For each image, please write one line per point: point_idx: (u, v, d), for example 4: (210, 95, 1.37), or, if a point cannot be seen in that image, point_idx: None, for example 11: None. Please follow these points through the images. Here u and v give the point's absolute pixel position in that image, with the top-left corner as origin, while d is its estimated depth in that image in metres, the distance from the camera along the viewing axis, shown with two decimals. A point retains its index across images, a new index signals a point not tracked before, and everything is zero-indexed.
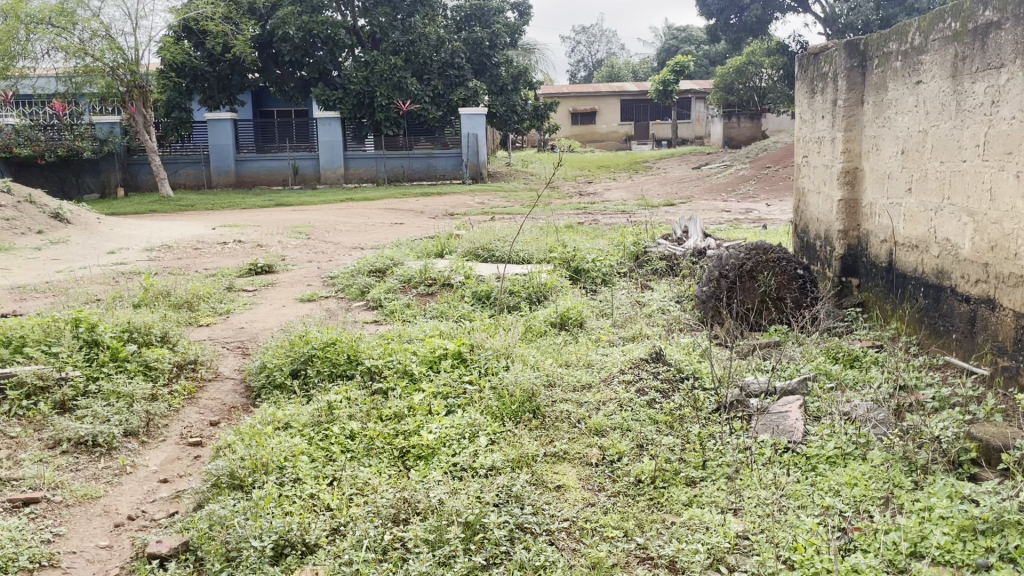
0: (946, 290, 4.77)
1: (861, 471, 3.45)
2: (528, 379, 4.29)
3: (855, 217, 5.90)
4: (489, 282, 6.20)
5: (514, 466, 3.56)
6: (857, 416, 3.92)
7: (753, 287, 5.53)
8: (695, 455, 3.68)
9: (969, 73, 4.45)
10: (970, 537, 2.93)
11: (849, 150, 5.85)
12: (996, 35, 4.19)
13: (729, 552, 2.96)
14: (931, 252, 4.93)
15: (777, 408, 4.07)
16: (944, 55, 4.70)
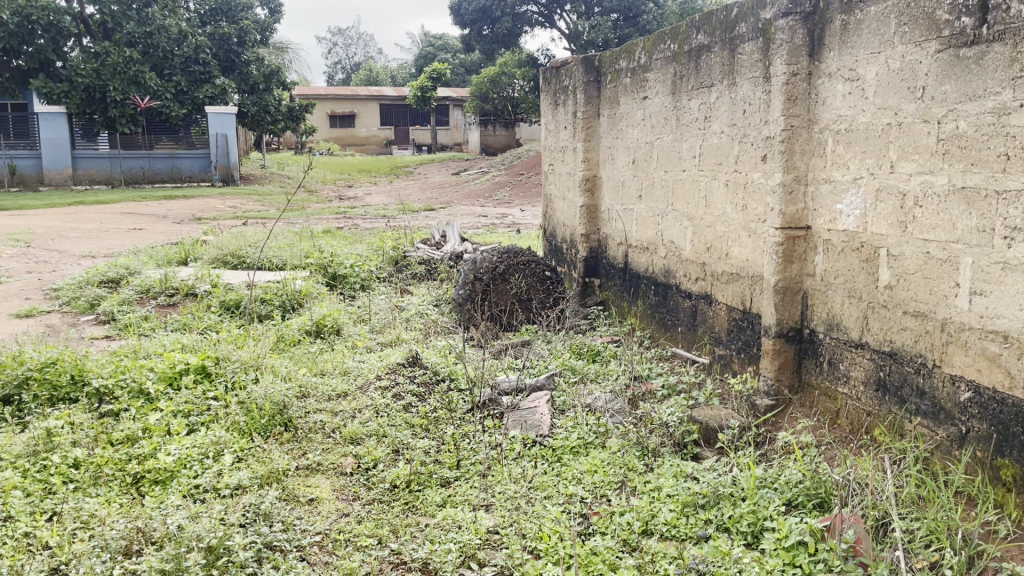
0: (672, 288, 5.25)
1: (601, 458, 3.71)
2: (279, 392, 4.13)
3: (595, 221, 6.31)
4: (239, 290, 5.90)
5: (261, 483, 3.42)
6: (597, 407, 4.24)
7: (505, 289, 5.71)
8: (450, 455, 3.75)
9: (686, 91, 4.93)
10: (692, 511, 3.26)
11: (588, 159, 6.25)
12: (707, 57, 4.68)
13: (480, 548, 3.04)
14: (659, 253, 5.39)
15: (527, 404, 4.26)
16: (664, 73, 5.16)
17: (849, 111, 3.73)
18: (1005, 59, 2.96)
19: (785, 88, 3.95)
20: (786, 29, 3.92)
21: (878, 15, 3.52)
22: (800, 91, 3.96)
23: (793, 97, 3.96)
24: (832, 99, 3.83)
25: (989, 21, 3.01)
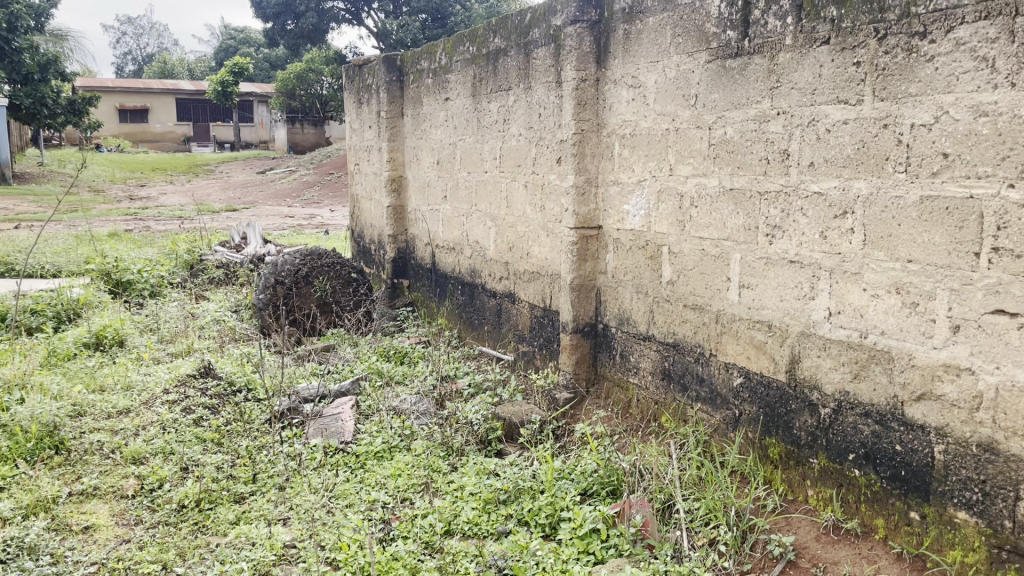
0: (478, 287, 5.30)
1: (405, 462, 3.67)
2: (48, 412, 3.76)
3: (402, 222, 6.26)
4: (3, 302, 5.33)
5: (26, 515, 3.11)
6: (402, 409, 4.20)
7: (308, 292, 5.54)
8: (245, 469, 3.57)
9: (485, 93, 5.00)
10: (493, 508, 3.31)
11: (392, 159, 6.19)
12: (504, 60, 4.78)
13: (274, 564, 2.91)
14: (464, 253, 5.43)
15: (330, 411, 4.17)
16: (464, 75, 5.21)
17: (633, 117, 4.01)
18: (764, 71, 3.29)
19: (576, 94, 4.16)
20: (575, 35, 4.12)
21: (656, 26, 3.79)
22: (588, 96, 4.19)
23: (582, 102, 4.19)
24: (617, 105, 4.10)
25: (750, 35, 3.33)
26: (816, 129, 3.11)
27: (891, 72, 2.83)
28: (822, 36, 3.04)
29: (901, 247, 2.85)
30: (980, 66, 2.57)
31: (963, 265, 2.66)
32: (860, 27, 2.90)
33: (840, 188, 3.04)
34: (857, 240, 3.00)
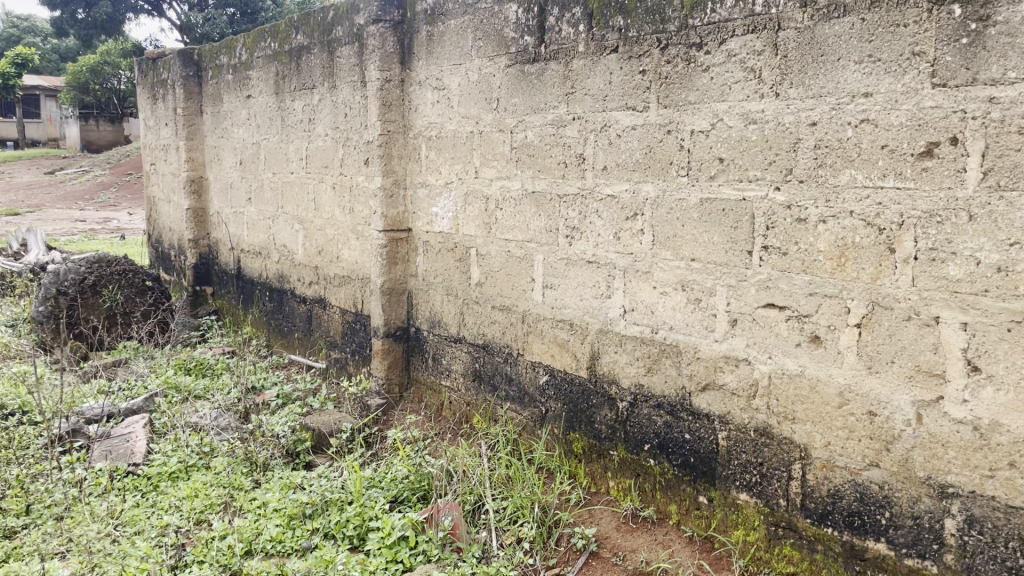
0: (286, 293, 5.11)
1: (203, 481, 3.47)
2: None
3: (203, 225, 5.93)
4: None
5: None
6: (202, 425, 3.97)
7: (96, 303, 5.16)
8: (16, 501, 3.24)
9: (288, 92, 4.85)
10: (298, 523, 3.18)
11: (192, 159, 5.86)
12: (308, 58, 4.65)
13: None
14: (271, 258, 5.22)
15: (120, 431, 3.89)
16: (267, 72, 5.03)
17: (438, 119, 4.03)
18: (560, 76, 3.45)
19: (380, 94, 4.13)
20: (377, 35, 4.09)
21: (457, 29, 3.86)
22: (394, 96, 4.16)
23: (388, 103, 4.15)
24: (423, 106, 4.09)
25: (546, 41, 3.48)
26: (608, 134, 3.31)
27: (672, 81, 3.07)
28: (611, 45, 3.24)
29: (685, 246, 3.10)
30: (748, 77, 2.85)
31: (738, 262, 2.95)
32: (644, 37, 3.13)
33: (630, 191, 3.26)
34: (647, 240, 3.23)
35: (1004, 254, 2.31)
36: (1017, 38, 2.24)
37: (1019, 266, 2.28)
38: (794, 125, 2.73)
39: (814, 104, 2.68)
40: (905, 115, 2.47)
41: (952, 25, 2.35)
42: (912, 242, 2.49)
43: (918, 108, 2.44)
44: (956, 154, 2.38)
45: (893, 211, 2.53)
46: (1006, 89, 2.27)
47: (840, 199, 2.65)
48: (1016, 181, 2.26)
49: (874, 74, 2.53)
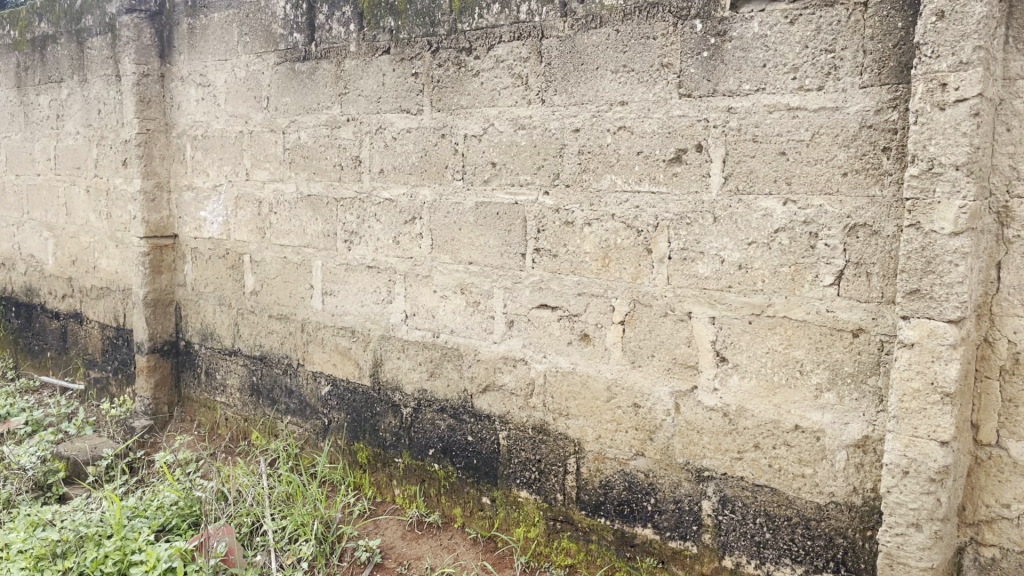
0: (36, 308, 4.62)
1: None
2: None
3: None
4: None
5: None
6: None
7: None
8: None
9: (32, 85, 4.41)
10: (47, 564, 2.82)
11: None
12: (53, 48, 4.23)
13: None
14: (17, 269, 4.72)
15: None
16: (5, 62, 4.52)
17: (203, 117, 3.81)
18: (331, 76, 3.36)
19: (136, 89, 3.84)
20: (131, 26, 3.80)
21: (222, 23, 3.68)
22: (152, 93, 3.88)
23: (146, 99, 3.86)
24: (186, 104, 3.88)
25: (316, 39, 3.38)
26: (383, 136, 3.26)
27: (445, 85, 3.09)
28: (382, 46, 3.20)
29: (462, 250, 3.12)
30: (515, 83, 2.93)
31: (512, 265, 3.02)
32: (415, 39, 3.12)
33: (408, 195, 3.22)
34: (426, 244, 3.21)
35: (744, 252, 2.53)
36: (748, 54, 2.46)
37: (756, 263, 2.51)
38: (559, 131, 2.85)
39: (577, 111, 2.80)
40: (657, 123, 2.65)
41: (695, 39, 2.55)
42: (666, 243, 2.68)
43: (668, 116, 2.63)
44: (701, 160, 2.58)
45: (650, 214, 2.70)
46: (741, 100, 2.49)
47: (603, 202, 2.79)
48: (751, 185, 2.50)
49: (629, 84, 2.70)
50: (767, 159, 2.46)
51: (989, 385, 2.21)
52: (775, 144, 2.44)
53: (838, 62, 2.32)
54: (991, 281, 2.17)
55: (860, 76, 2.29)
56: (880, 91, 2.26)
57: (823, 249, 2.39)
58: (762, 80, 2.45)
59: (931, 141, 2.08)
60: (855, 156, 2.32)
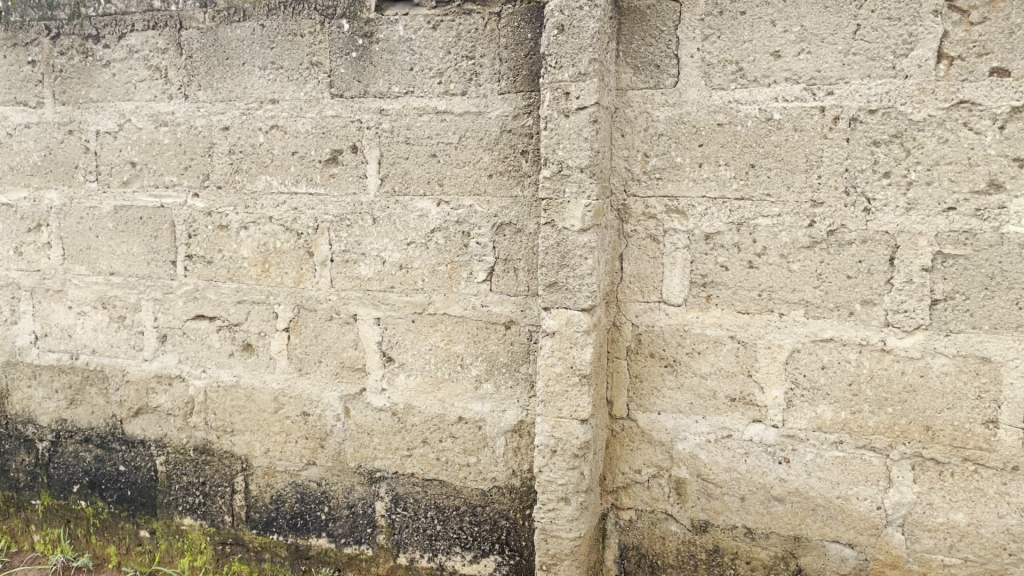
0: None
1: None
2: None
3: None
4: None
5: None
6: None
7: None
8: None
9: None
10: None
11: None
12: None
13: None
14: None
15: None
16: None
17: None
18: None
19: None
20: None
21: None
22: None
23: None
24: None
25: None
26: None
27: (68, 75, 2.77)
28: None
29: (101, 260, 2.83)
30: (153, 76, 2.70)
31: (162, 274, 2.78)
32: (30, 23, 2.78)
33: (30, 200, 2.86)
34: (56, 255, 2.87)
35: (403, 253, 2.56)
36: (395, 56, 2.49)
37: (415, 262, 2.55)
38: (206, 129, 2.67)
39: (225, 108, 2.65)
40: (310, 123, 2.59)
41: (343, 39, 2.53)
42: (327, 245, 2.62)
43: (321, 116, 2.58)
44: (357, 161, 2.57)
45: (308, 216, 2.63)
46: (391, 102, 2.52)
47: (259, 205, 2.66)
48: (406, 186, 2.53)
49: (278, 81, 2.60)
50: (419, 161, 2.51)
51: (619, 364, 2.46)
52: (426, 146, 2.50)
53: (478, 69, 2.43)
54: (616, 271, 2.42)
55: (498, 83, 2.42)
56: (517, 97, 2.40)
57: (475, 247, 2.49)
58: (411, 83, 2.49)
59: (559, 145, 2.26)
60: (499, 158, 2.44)
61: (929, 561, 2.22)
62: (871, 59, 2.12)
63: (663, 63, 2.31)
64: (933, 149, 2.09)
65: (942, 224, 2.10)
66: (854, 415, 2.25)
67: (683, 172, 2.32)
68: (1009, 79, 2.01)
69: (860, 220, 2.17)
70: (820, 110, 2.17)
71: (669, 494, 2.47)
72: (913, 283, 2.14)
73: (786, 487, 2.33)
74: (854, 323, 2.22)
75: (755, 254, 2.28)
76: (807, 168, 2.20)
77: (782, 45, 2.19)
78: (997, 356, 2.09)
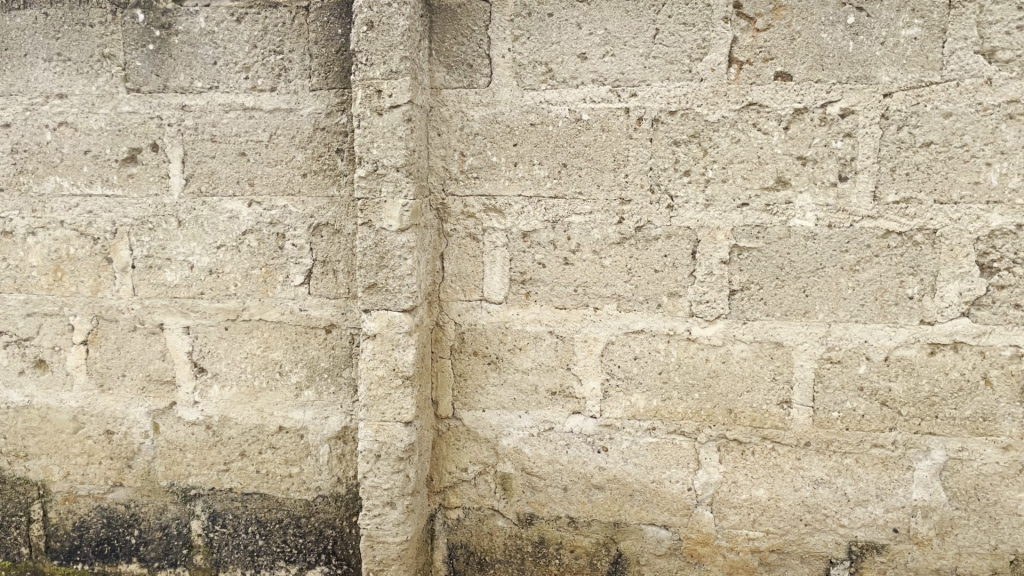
0: None
1: None
2: None
3: None
4: None
5: None
6: None
7: None
8: None
9: None
10: None
11: None
12: None
13: None
14: None
15: None
16: None
17: None
18: None
19: None
20: None
21: None
22: None
23: None
24: None
25: None
26: None
27: None
28: None
29: None
30: None
31: None
32: None
33: None
34: None
35: (213, 257, 2.43)
36: (197, 49, 2.36)
37: (226, 267, 2.43)
38: None
39: (4, 103, 2.44)
40: (103, 119, 2.41)
41: (137, 30, 2.37)
42: (127, 250, 2.46)
43: (116, 112, 2.41)
44: (158, 160, 2.41)
45: (105, 219, 2.45)
46: (194, 98, 2.38)
47: (48, 208, 2.47)
48: (214, 187, 2.40)
49: (66, 74, 2.42)
50: (227, 160, 2.39)
51: (443, 364, 2.46)
52: (234, 144, 2.38)
53: (287, 64, 2.35)
54: (436, 271, 2.41)
55: (309, 79, 2.34)
56: (329, 94, 2.33)
57: (290, 249, 2.40)
58: (215, 78, 2.37)
59: (373, 144, 2.21)
60: (312, 157, 2.36)
61: (736, 536, 2.36)
62: (669, 63, 2.22)
63: (476, 62, 2.32)
64: (727, 149, 2.21)
65: (737, 219, 2.23)
66: (664, 402, 2.35)
67: (498, 171, 2.34)
68: (791, 83, 2.16)
69: (664, 216, 2.27)
70: (625, 111, 2.25)
71: (495, 491, 2.49)
72: (714, 274, 2.27)
73: (604, 475, 2.41)
74: (662, 314, 2.32)
75: (570, 251, 2.34)
76: (615, 167, 2.28)
77: (587, 48, 2.26)
78: (788, 340, 2.25)
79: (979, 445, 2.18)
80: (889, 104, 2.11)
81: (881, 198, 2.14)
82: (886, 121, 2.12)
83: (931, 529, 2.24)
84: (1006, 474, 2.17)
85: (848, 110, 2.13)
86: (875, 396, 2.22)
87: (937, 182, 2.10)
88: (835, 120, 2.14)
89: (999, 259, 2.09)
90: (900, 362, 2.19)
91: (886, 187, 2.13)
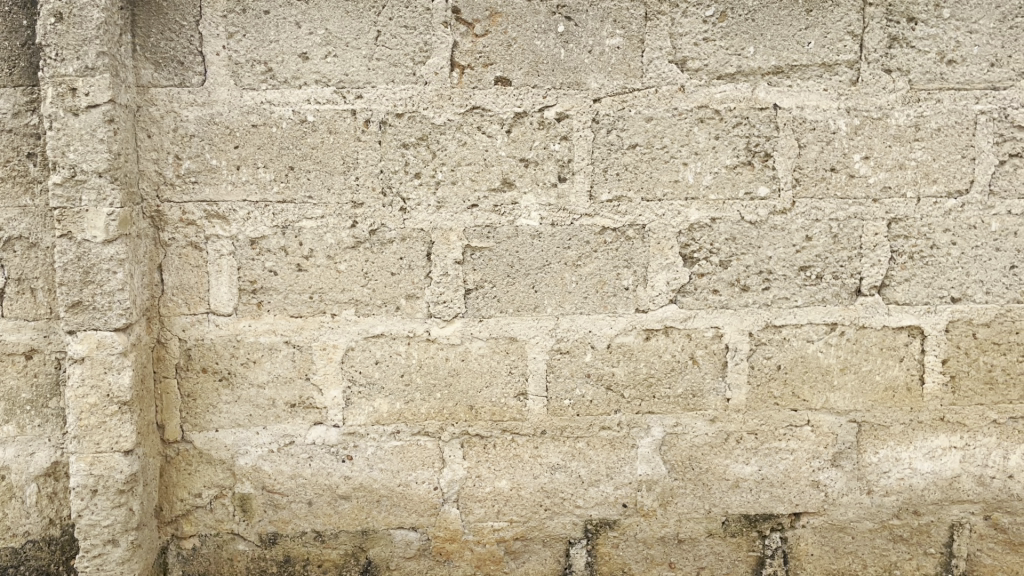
0: None
1: None
2: None
3: None
4: None
5: None
6: None
7: None
8: None
9: None
10: None
11: None
12: None
13: None
14: None
15: None
16: None
17: None
18: None
19: None
20: None
21: None
22: None
23: None
24: None
25: None
26: None
27: None
28: None
29: None
30: None
31: None
32: None
33: None
34: None
35: None
36: None
37: None
38: None
39: None
40: None
41: None
42: None
43: None
44: None
45: None
46: None
47: None
48: None
49: None
50: None
51: (168, 384, 2.29)
52: None
53: None
54: (155, 285, 2.25)
55: None
56: (15, 92, 2.09)
57: None
58: None
59: (69, 147, 2.00)
60: None
61: (482, 529, 2.41)
62: (392, 65, 2.22)
63: (187, 60, 2.18)
64: (454, 151, 2.25)
65: (467, 220, 2.28)
66: (407, 404, 2.35)
67: (220, 176, 2.21)
68: (510, 87, 2.24)
69: (397, 218, 2.27)
70: (351, 113, 2.22)
71: (233, 513, 2.37)
72: (449, 275, 2.30)
73: (350, 484, 2.37)
74: (400, 317, 2.31)
75: (302, 257, 2.26)
76: (344, 170, 2.23)
77: (308, 48, 2.20)
78: (521, 335, 2.33)
79: (691, 419, 2.39)
80: (599, 109, 2.25)
81: (596, 197, 2.28)
82: (597, 125, 2.26)
83: (655, 501, 2.43)
84: (713, 443, 2.41)
85: (563, 114, 2.25)
86: (601, 381, 2.37)
87: (643, 181, 2.28)
88: (552, 123, 2.25)
89: (698, 249, 2.31)
90: (621, 348, 2.35)
91: (601, 187, 2.28)
